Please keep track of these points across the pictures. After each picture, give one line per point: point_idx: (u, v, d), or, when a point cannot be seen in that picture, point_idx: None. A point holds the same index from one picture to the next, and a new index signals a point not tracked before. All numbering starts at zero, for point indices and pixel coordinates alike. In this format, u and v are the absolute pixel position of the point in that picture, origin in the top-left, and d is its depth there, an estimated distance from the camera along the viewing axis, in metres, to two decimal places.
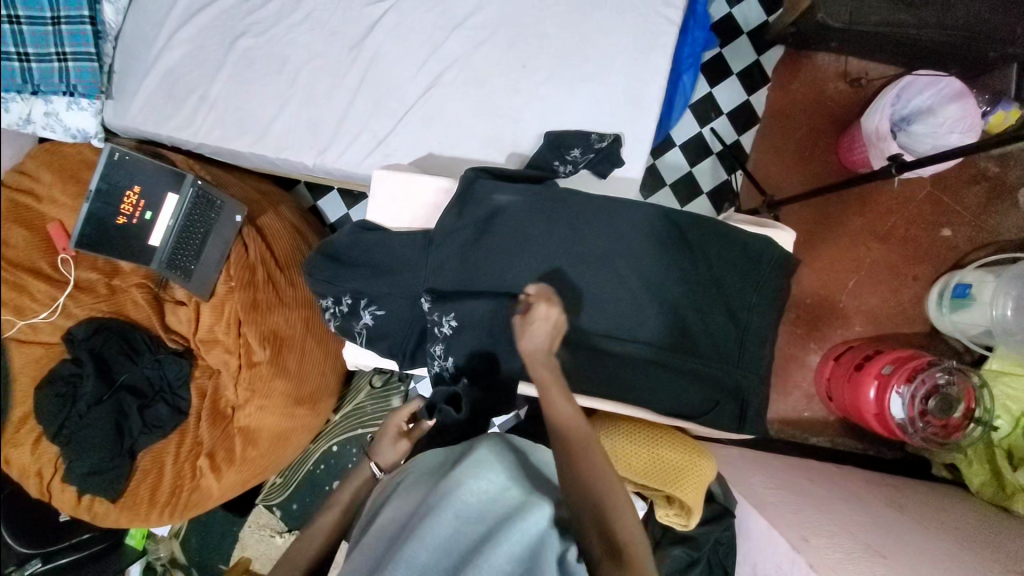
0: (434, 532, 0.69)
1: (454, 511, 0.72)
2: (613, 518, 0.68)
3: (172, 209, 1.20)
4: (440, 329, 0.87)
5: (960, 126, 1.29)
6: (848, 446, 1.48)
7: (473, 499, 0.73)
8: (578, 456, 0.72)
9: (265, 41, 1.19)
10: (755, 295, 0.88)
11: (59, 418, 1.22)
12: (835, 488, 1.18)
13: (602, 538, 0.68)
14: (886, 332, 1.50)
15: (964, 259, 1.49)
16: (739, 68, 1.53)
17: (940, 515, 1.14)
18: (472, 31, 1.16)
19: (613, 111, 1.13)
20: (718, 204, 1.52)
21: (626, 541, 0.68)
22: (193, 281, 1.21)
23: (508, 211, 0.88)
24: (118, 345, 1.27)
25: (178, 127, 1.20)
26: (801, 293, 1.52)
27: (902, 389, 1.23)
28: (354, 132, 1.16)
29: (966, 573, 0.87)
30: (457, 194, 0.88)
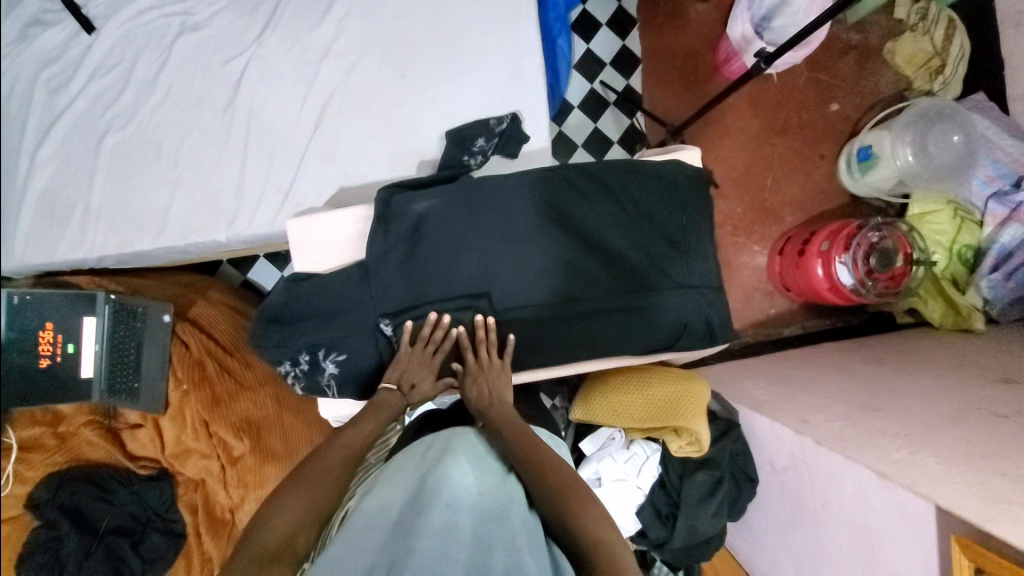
0: (430, 522, 0.64)
1: (445, 505, 0.68)
2: (579, 522, 0.72)
3: (95, 333, 1.14)
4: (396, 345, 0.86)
5: (814, 9, 1.37)
6: (819, 325, 1.56)
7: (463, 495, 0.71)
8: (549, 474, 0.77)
9: (132, 132, 1.13)
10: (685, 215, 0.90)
11: None
12: (820, 367, 1.24)
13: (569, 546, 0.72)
14: (816, 213, 1.59)
15: (859, 125, 1.60)
16: (606, 18, 1.58)
17: (915, 356, 1.22)
18: (340, 57, 1.14)
19: (502, 92, 1.15)
20: (630, 148, 1.57)
21: (596, 539, 0.70)
22: (142, 398, 1.15)
23: (430, 218, 0.87)
24: (89, 491, 1.18)
25: (72, 248, 1.12)
26: (729, 206, 1.59)
27: (844, 257, 1.33)
28: (257, 192, 1.12)
29: (952, 397, 0.93)
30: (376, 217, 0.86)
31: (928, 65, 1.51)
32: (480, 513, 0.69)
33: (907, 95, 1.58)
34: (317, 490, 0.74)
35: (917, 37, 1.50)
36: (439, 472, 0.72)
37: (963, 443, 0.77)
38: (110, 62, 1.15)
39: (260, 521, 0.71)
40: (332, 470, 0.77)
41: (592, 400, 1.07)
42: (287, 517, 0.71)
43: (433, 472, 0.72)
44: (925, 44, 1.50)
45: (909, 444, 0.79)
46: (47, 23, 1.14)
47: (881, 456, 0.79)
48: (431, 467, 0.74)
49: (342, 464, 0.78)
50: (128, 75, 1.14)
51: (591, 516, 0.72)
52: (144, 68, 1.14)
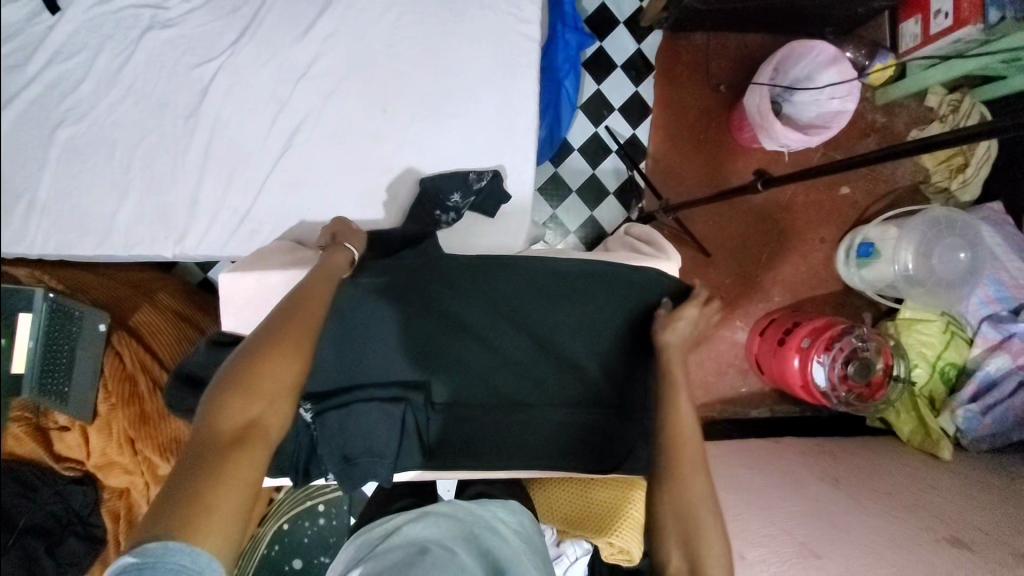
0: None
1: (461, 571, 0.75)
2: (701, 547, 0.65)
3: (31, 326, 0.98)
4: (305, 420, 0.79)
5: (839, 92, 1.29)
6: (787, 412, 1.50)
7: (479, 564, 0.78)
8: (680, 474, 0.70)
9: (87, 127, 1.05)
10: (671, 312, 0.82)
11: None
12: (775, 473, 1.20)
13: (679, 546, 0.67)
14: (805, 297, 1.51)
15: (866, 213, 1.53)
16: (621, 60, 1.48)
17: (870, 478, 1.16)
18: (319, 81, 1.05)
19: (487, 144, 1.07)
20: (625, 202, 1.49)
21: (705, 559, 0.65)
22: (72, 403, 1.06)
23: (375, 296, 0.81)
24: (11, 488, 1.06)
25: (10, 242, 1.03)
26: (719, 276, 1.49)
27: (823, 358, 1.25)
28: (211, 213, 1.05)
29: (895, 552, 0.90)
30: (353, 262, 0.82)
31: (950, 161, 1.43)
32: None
33: (922, 189, 1.51)
34: (275, 364, 0.65)
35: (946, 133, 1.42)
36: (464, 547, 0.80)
37: None
38: (72, 49, 1.05)
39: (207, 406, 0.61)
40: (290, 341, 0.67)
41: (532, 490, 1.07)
42: (247, 394, 0.62)
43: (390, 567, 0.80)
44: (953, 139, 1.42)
45: None
46: None
47: None
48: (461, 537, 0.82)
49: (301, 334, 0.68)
50: (88, 66, 1.05)
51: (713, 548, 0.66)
52: (107, 60, 1.05)
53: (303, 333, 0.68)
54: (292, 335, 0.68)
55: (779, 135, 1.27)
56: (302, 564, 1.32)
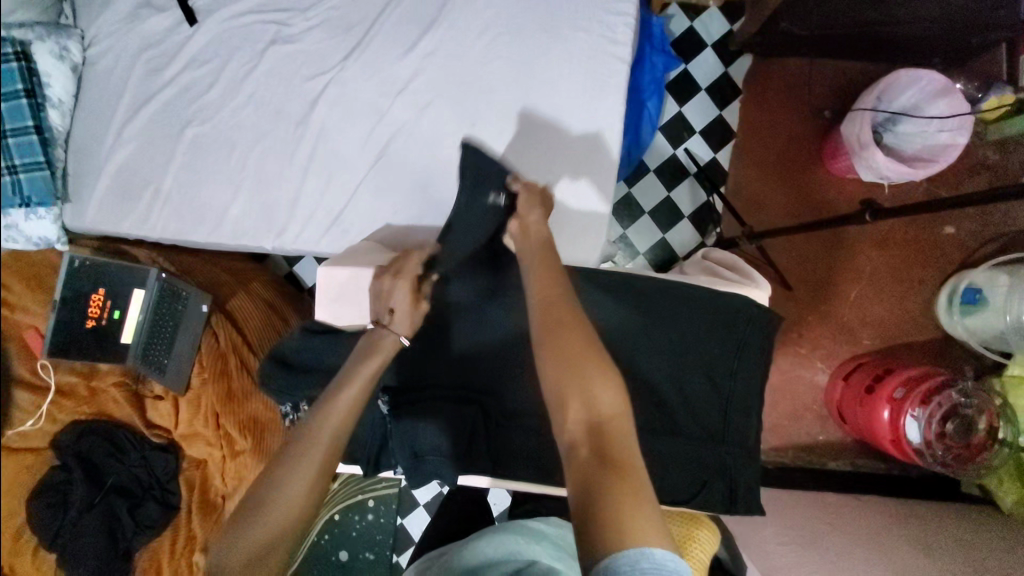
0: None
1: None
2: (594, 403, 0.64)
3: (140, 306, 1.14)
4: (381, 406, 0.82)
5: (950, 124, 1.21)
6: (869, 466, 1.38)
7: None
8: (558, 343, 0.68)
9: (210, 127, 1.16)
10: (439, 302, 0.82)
11: (54, 526, 1.10)
12: (855, 530, 1.10)
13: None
14: (896, 343, 1.40)
15: (972, 257, 1.40)
16: (707, 83, 1.47)
17: (969, 549, 1.03)
18: (417, 94, 1.11)
19: (571, 161, 1.08)
20: (702, 227, 1.45)
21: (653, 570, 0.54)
22: (168, 375, 1.14)
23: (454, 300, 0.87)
24: (104, 447, 1.16)
25: (136, 225, 1.15)
26: (799, 312, 1.41)
27: (918, 412, 1.14)
28: (309, 211, 1.12)
29: None
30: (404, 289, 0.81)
31: None
32: None
33: None
34: (289, 505, 0.67)
35: None
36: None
37: None
38: (204, 57, 1.18)
39: (235, 518, 0.67)
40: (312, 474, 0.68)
41: None
42: (262, 524, 0.66)
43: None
44: None
45: None
46: (157, 8, 1.18)
47: None
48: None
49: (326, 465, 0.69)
50: (215, 73, 1.17)
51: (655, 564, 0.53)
52: (232, 68, 1.16)
53: (322, 465, 0.69)
54: (308, 472, 0.68)
55: (879, 165, 1.20)
56: (348, 557, 1.34)
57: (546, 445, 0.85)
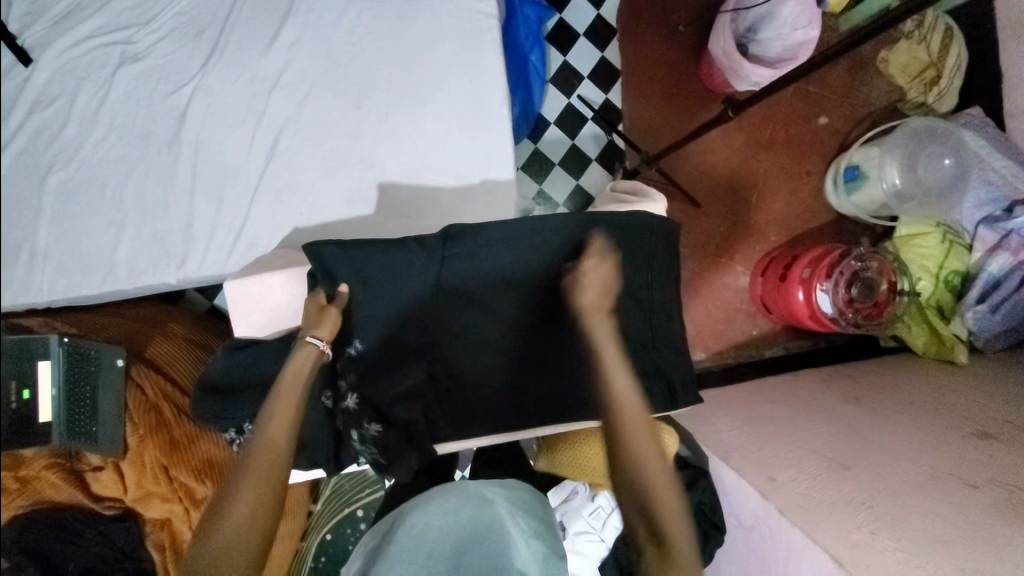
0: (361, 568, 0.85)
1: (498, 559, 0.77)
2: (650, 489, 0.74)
3: (51, 377, 1.02)
4: (326, 400, 0.85)
5: (802, 21, 1.29)
6: (800, 346, 1.50)
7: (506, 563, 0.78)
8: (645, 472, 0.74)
9: (75, 169, 1.07)
10: (593, 264, 0.81)
11: None
12: (796, 402, 1.21)
13: (643, 520, 0.75)
14: (801, 231, 1.52)
15: (847, 140, 1.54)
16: (583, 27, 1.50)
17: (892, 392, 1.17)
18: (290, 89, 1.08)
19: (463, 124, 1.09)
20: (608, 165, 1.51)
21: (665, 522, 0.73)
22: (102, 441, 1.06)
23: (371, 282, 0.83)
24: (53, 535, 1.05)
25: (18, 292, 1.06)
26: (712, 225, 1.50)
27: (826, 286, 1.25)
28: (207, 233, 1.07)
29: (925, 455, 0.92)
30: (337, 323, 0.82)
31: (922, 75, 1.47)
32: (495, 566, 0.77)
33: (899, 107, 1.52)
34: (241, 507, 0.74)
35: (913, 45, 1.46)
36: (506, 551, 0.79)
37: (929, 524, 0.78)
38: (48, 95, 1.08)
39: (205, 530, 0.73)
40: (254, 498, 0.74)
41: (557, 453, 1.08)
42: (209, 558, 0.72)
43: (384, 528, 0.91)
44: (921, 53, 1.46)
45: (875, 520, 0.81)
46: None
47: (842, 535, 0.80)
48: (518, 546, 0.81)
49: (255, 503, 0.74)
50: (68, 109, 1.07)
51: (669, 508, 0.73)
52: (84, 101, 1.08)
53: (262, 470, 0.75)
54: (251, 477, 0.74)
55: (748, 74, 1.29)
56: None
57: (497, 400, 0.88)
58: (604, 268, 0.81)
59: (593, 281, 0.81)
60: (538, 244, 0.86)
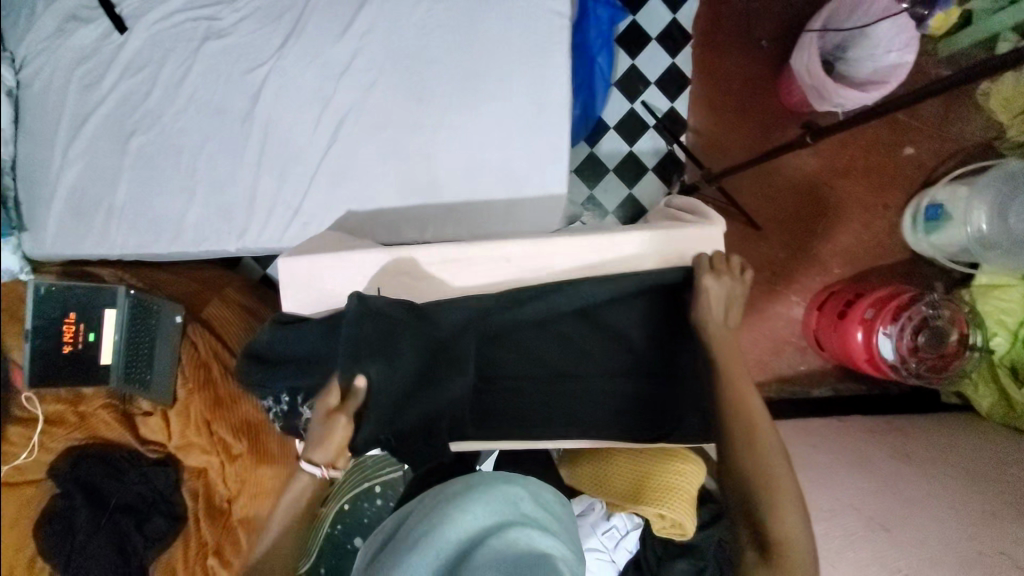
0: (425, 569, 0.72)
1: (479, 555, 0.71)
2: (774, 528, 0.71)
3: (115, 325, 1.12)
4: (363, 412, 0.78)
5: (897, 44, 1.20)
6: (850, 389, 1.42)
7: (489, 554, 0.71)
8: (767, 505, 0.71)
9: (156, 135, 1.14)
10: (711, 281, 0.81)
11: (62, 553, 1.09)
12: (839, 449, 1.14)
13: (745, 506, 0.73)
14: (867, 268, 1.43)
15: (933, 174, 1.42)
16: (657, 32, 1.45)
17: (943, 453, 1.09)
18: (359, 74, 1.10)
19: (524, 123, 1.08)
20: (666, 177, 1.46)
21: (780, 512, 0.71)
22: (153, 390, 1.13)
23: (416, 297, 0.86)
24: (101, 469, 1.14)
25: (95, 244, 1.14)
26: (769, 250, 1.43)
27: (889, 329, 1.17)
28: (268, 207, 1.11)
29: (980, 528, 0.85)
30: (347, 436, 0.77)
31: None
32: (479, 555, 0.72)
33: (997, 145, 1.40)
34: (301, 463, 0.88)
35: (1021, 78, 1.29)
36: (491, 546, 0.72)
37: None
38: (139, 63, 1.15)
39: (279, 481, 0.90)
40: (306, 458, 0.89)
41: (582, 464, 1.07)
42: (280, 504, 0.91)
43: (438, 514, 0.78)
44: None
45: None
46: (84, 20, 1.14)
47: None
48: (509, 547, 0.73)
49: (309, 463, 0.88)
50: (154, 78, 1.14)
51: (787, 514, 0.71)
52: (169, 72, 1.14)
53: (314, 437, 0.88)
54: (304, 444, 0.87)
55: (831, 95, 1.22)
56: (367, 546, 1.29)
57: (529, 406, 0.88)
58: (726, 282, 0.82)
59: (717, 297, 0.81)
60: (581, 261, 0.88)
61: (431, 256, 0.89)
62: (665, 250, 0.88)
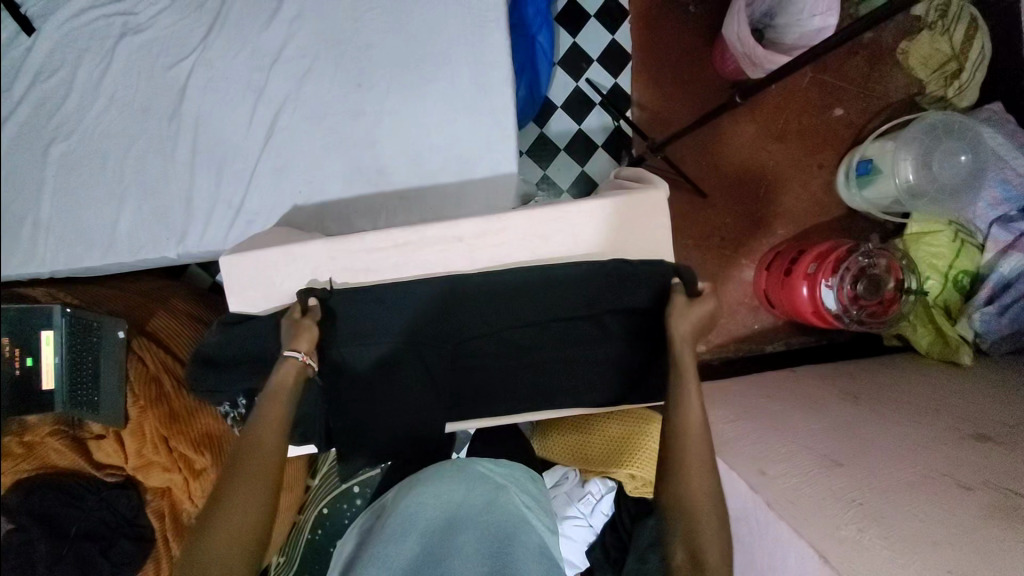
0: (402, 555, 0.69)
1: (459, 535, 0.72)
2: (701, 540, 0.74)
3: (53, 346, 1.05)
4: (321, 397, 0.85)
5: (819, 8, 1.25)
6: (802, 342, 1.48)
7: (469, 531, 0.73)
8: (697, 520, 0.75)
9: (77, 141, 1.07)
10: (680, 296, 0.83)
11: None
12: (793, 397, 1.20)
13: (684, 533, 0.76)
14: (809, 226, 1.49)
15: (862, 133, 1.50)
16: (595, 8, 1.46)
17: (889, 392, 1.16)
18: (292, 63, 1.06)
19: (466, 104, 1.07)
20: (615, 152, 1.48)
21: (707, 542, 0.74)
22: (103, 411, 1.06)
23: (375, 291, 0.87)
24: (56, 498, 1.08)
25: (22, 262, 1.07)
26: (718, 216, 1.48)
27: (831, 282, 1.23)
28: (206, 208, 1.07)
29: (919, 455, 0.91)
30: (316, 332, 0.82)
31: (943, 69, 1.42)
32: (457, 532, 0.73)
33: (917, 101, 1.48)
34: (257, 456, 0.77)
35: (936, 37, 1.41)
36: (475, 527, 0.74)
37: (917, 521, 0.77)
38: (52, 66, 1.07)
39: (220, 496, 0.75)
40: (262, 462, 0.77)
41: (550, 437, 1.09)
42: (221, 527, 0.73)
43: (408, 499, 0.77)
44: (943, 44, 1.41)
45: (864, 517, 0.80)
46: None
47: (830, 531, 0.80)
48: (487, 520, 0.75)
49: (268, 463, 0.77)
50: (70, 81, 1.07)
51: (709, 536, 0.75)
52: (86, 72, 1.07)
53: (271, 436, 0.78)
54: (264, 447, 0.77)
55: (762, 61, 1.26)
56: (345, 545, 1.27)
57: (492, 385, 0.90)
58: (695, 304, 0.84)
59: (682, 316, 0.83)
60: (530, 237, 0.89)
61: (383, 243, 0.88)
62: (614, 217, 0.90)
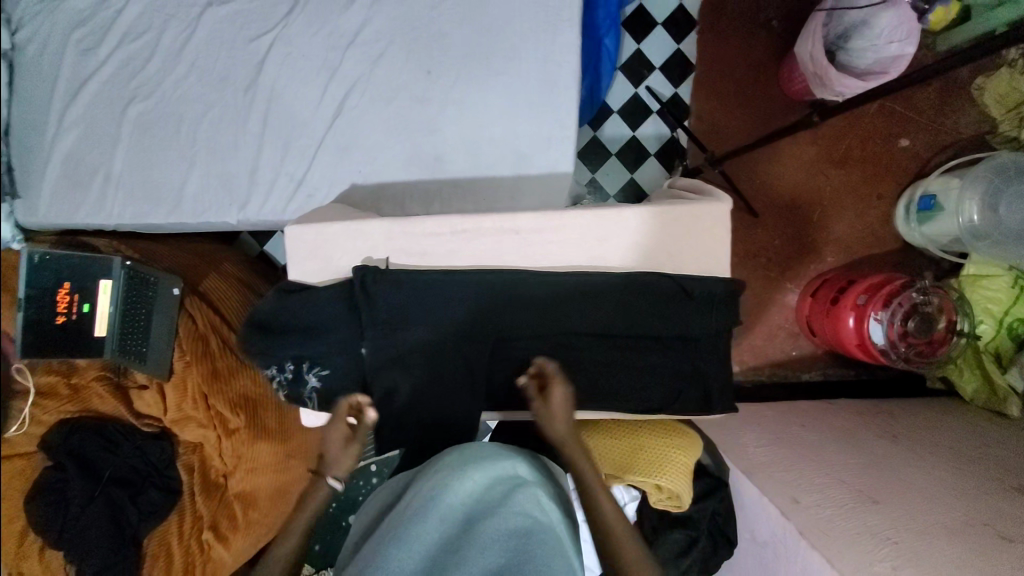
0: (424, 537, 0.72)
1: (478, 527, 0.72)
2: None
3: (109, 296, 1.09)
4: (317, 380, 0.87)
5: (899, 34, 1.21)
6: (839, 374, 1.45)
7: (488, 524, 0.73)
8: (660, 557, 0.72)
9: (156, 102, 1.11)
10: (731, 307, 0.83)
11: (58, 522, 1.09)
12: (828, 428, 1.18)
13: None
14: (860, 256, 1.46)
15: (926, 167, 1.45)
16: (663, 16, 1.45)
17: (929, 434, 1.13)
18: (366, 46, 1.08)
19: (532, 101, 1.07)
20: (668, 162, 1.47)
21: None
22: (149, 363, 1.10)
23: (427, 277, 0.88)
24: (94, 441, 1.13)
25: (91, 214, 1.12)
26: (766, 237, 1.46)
27: (881, 315, 1.19)
28: (270, 178, 1.10)
29: (959, 501, 0.89)
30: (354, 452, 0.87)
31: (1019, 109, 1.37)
32: (477, 524, 0.73)
33: (987, 139, 1.43)
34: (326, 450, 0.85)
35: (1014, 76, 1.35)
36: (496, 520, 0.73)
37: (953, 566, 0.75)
38: (138, 29, 1.12)
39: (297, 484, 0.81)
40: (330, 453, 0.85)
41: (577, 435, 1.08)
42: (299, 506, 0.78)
43: (431, 480, 0.77)
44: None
45: (898, 556, 0.78)
46: None
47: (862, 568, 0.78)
48: (509, 515, 0.74)
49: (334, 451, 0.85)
50: (153, 45, 1.11)
51: None
52: (170, 39, 1.11)
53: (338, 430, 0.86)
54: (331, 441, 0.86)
55: (832, 83, 1.23)
56: None
57: None
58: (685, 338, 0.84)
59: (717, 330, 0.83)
60: (587, 238, 0.89)
61: (442, 229, 0.89)
62: (673, 227, 0.89)
